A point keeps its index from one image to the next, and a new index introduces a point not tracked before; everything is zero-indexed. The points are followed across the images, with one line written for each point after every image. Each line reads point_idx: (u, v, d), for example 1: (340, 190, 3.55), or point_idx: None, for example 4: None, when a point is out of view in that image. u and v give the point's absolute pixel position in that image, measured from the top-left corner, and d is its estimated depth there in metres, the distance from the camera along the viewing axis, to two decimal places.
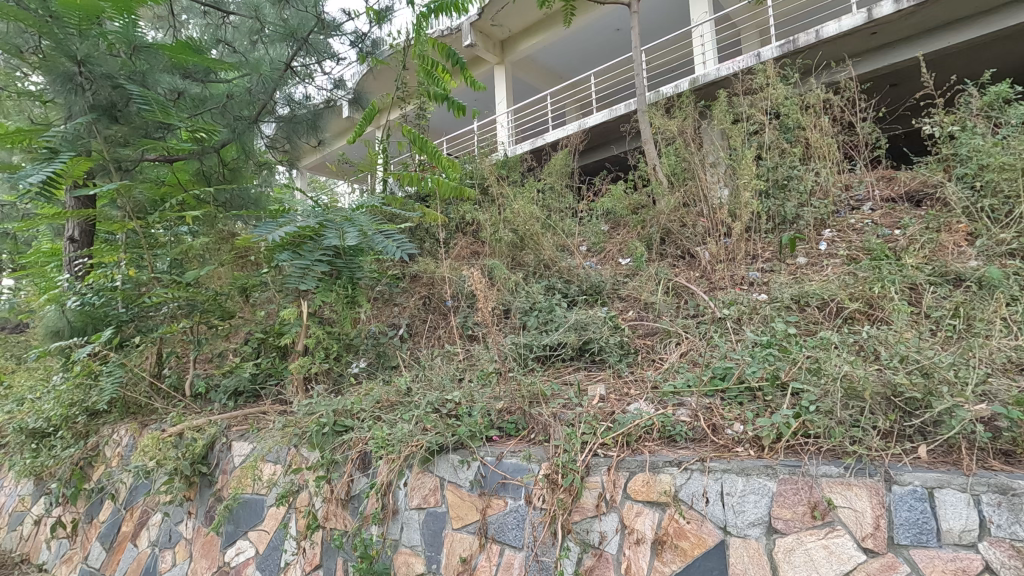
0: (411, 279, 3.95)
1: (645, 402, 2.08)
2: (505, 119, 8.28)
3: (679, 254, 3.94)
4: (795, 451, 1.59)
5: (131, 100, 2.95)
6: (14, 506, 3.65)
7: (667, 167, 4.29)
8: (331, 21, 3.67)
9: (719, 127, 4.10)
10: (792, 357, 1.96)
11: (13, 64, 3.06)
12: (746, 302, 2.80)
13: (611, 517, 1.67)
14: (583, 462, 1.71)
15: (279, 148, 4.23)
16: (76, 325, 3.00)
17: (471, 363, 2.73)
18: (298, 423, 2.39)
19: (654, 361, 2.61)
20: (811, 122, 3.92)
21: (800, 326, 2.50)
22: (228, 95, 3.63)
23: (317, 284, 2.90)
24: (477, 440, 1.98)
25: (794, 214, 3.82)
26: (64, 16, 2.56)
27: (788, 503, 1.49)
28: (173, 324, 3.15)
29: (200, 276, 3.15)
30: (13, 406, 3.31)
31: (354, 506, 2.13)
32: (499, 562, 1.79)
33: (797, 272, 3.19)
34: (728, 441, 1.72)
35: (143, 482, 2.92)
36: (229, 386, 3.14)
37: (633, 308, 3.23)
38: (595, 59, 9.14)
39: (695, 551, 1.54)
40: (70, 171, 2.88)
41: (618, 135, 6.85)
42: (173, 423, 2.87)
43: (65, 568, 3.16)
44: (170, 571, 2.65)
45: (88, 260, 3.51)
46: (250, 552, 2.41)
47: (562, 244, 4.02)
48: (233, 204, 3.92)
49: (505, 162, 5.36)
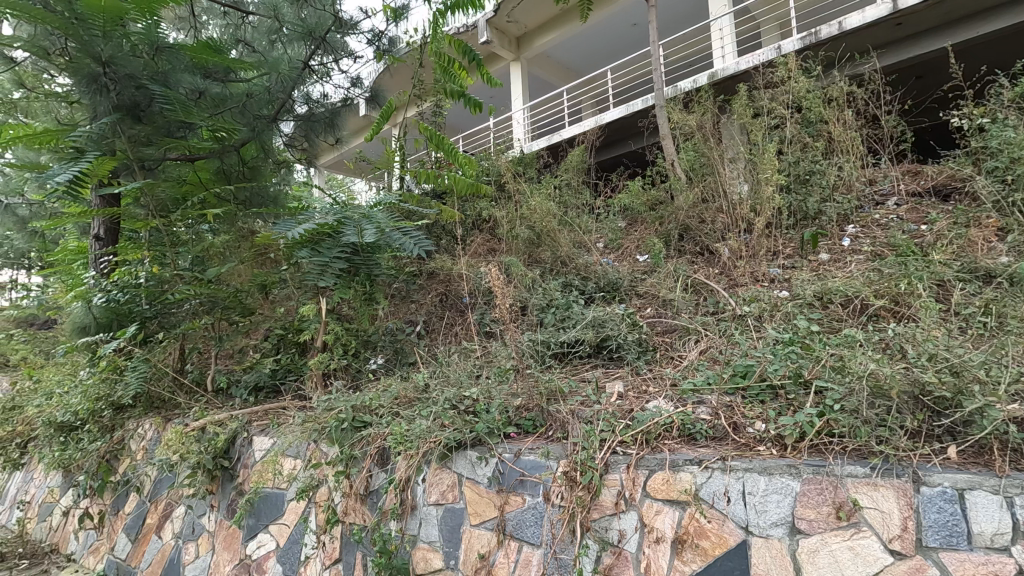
0: (427, 275, 3.96)
1: (664, 401, 2.06)
2: (521, 115, 8.26)
3: (697, 251, 3.91)
4: (820, 451, 1.57)
5: (153, 100, 3.04)
6: (43, 497, 3.73)
7: (686, 162, 4.24)
8: (348, 19, 3.67)
9: (738, 121, 4.04)
10: (815, 355, 1.94)
11: (40, 66, 3.14)
12: (767, 299, 2.75)
13: (630, 515, 1.66)
14: (601, 459, 1.71)
15: (298, 147, 4.28)
16: (101, 321, 3.05)
17: (489, 359, 2.73)
18: (318, 419, 2.40)
19: (673, 358, 2.59)
20: (834, 116, 3.85)
21: (824, 323, 2.46)
22: (248, 94, 3.65)
23: (336, 281, 2.94)
24: (495, 437, 1.97)
25: (816, 209, 3.76)
26: (89, 18, 2.60)
27: (812, 503, 1.46)
28: (195, 320, 3.21)
29: (221, 273, 3.24)
30: (44, 400, 3.43)
31: (373, 500, 2.16)
32: (517, 559, 1.78)
33: (820, 269, 3.15)
34: (749, 440, 1.70)
35: (166, 475, 2.97)
36: (250, 381, 3.22)
37: (652, 305, 3.21)
38: (612, 55, 9.09)
39: (716, 550, 1.52)
40: (97, 170, 2.94)
41: (635, 131, 6.78)
42: (196, 417, 2.94)
43: (92, 559, 3.21)
44: (193, 564, 2.69)
45: (113, 257, 3.57)
46: (271, 545, 2.43)
47: (579, 240, 4.00)
48: (253, 202, 3.94)
49: (521, 159, 5.35)
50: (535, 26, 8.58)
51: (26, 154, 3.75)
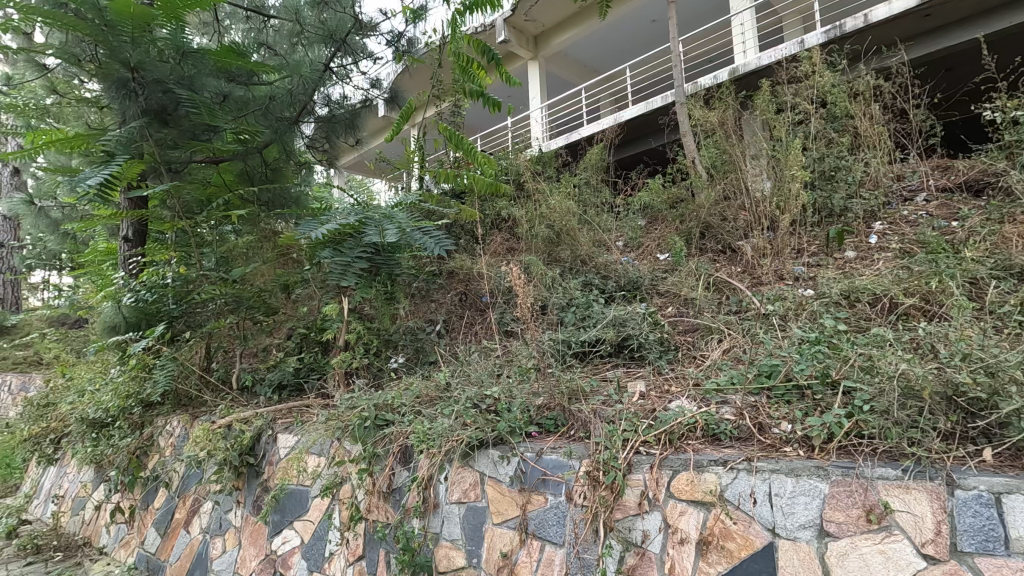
0: (447, 275, 3.99)
1: (687, 401, 2.05)
2: (540, 114, 8.24)
3: (719, 249, 3.87)
4: (848, 452, 1.54)
5: (180, 104, 3.12)
6: (76, 491, 3.83)
7: (707, 159, 4.19)
8: (368, 22, 3.65)
9: (761, 117, 3.98)
10: (843, 355, 1.90)
11: (72, 72, 3.26)
12: (792, 297, 2.71)
13: (653, 516, 1.65)
14: (624, 459, 1.70)
15: (319, 148, 4.32)
16: (131, 320, 3.16)
17: (510, 358, 2.73)
18: (342, 417, 2.43)
19: (695, 358, 2.56)
20: (859, 111, 3.77)
21: (851, 322, 2.40)
22: (270, 96, 3.71)
23: (358, 281, 2.97)
24: (517, 436, 1.97)
25: (841, 206, 3.70)
26: (118, 25, 2.70)
27: (841, 505, 1.43)
28: (220, 320, 3.25)
29: (245, 273, 3.30)
30: (76, 397, 3.54)
31: (396, 498, 2.16)
32: (540, 558, 1.77)
33: (845, 267, 3.10)
34: (775, 441, 1.68)
35: (194, 471, 3.04)
36: (273, 380, 3.25)
37: (673, 304, 3.18)
38: (631, 52, 9.02)
39: (742, 552, 1.50)
40: (126, 174, 3.02)
41: (655, 129, 6.72)
42: (223, 414, 3.00)
43: (123, 553, 3.27)
44: (220, 558, 2.75)
45: (141, 258, 3.66)
46: (296, 541, 2.47)
47: (598, 239, 3.99)
48: (275, 204, 4.01)
49: (540, 158, 5.35)
50: (554, 24, 8.54)
51: (58, 158, 3.86)
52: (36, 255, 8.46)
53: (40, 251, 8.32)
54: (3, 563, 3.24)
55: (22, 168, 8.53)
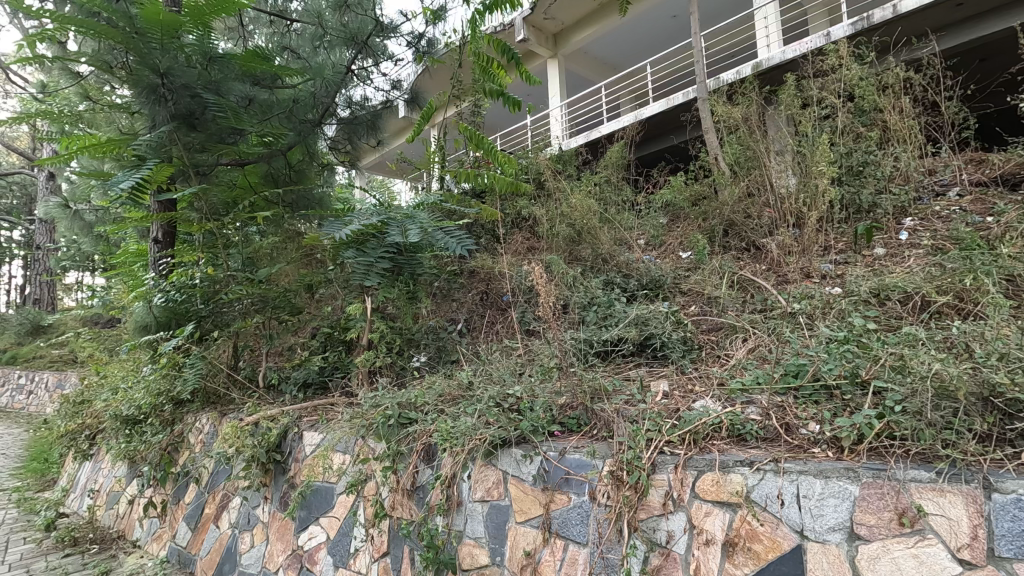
0: (468, 274, 4.01)
1: (712, 400, 2.03)
2: (560, 112, 8.21)
3: (743, 247, 3.83)
4: (880, 454, 1.51)
5: (207, 108, 3.18)
6: (111, 486, 3.95)
7: (731, 156, 4.14)
8: (389, 23, 3.78)
9: (786, 113, 3.91)
10: (873, 354, 1.87)
11: (104, 79, 3.36)
12: (819, 296, 2.66)
13: (678, 516, 1.63)
14: (648, 459, 1.70)
15: (341, 149, 4.35)
16: (161, 319, 3.24)
17: (532, 358, 2.74)
18: (365, 415, 2.46)
19: (719, 357, 2.53)
20: (889, 104, 3.68)
21: (880, 321, 2.35)
22: (294, 99, 3.73)
23: (381, 280, 3.01)
24: (540, 435, 1.98)
25: (870, 202, 3.62)
26: (148, 32, 2.81)
27: (872, 508, 1.40)
28: (247, 320, 3.31)
29: (271, 273, 3.37)
30: (110, 394, 3.66)
31: (420, 496, 2.18)
32: (564, 557, 1.77)
33: (875, 264, 3.03)
34: (803, 442, 1.65)
35: (223, 467, 3.11)
36: (299, 378, 3.29)
37: (696, 303, 3.15)
38: (652, 48, 8.94)
39: (769, 554, 1.48)
40: (156, 177, 3.09)
41: (677, 125, 6.64)
42: (250, 412, 3.06)
43: (155, 546, 3.35)
44: (249, 552, 2.81)
45: (171, 259, 3.76)
46: (322, 537, 2.51)
47: (620, 237, 3.98)
48: (299, 205, 4.04)
49: (560, 157, 5.34)
50: (573, 22, 8.52)
51: (91, 163, 3.97)
52: (70, 258, 8.75)
53: (73, 254, 8.59)
54: (42, 555, 3.33)
55: (57, 174, 8.86)
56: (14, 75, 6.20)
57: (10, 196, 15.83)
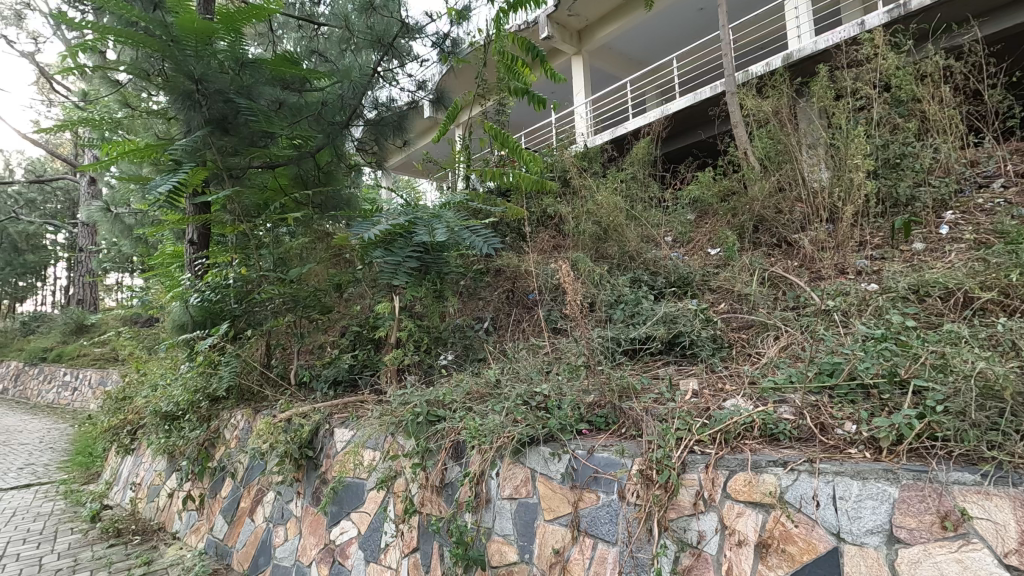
0: (494, 273, 4.03)
1: (743, 399, 2.01)
2: (584, 109, 8.17)
3: (774, 243, 3.76)
4: (920, 456, 1.46)
5: (239, 113, 3.27)
6: (151, 479, 4.08)
7: (761, 150, 4.06)
8: (413, 24, 3.85)
9: (818, 105, 3.80)
10: (913, 352, 1.81)
11: (141, 86, 3.49)
12: (855, 292, 2.59)
13: (709, 516, 1.61)
14: (678, 458, 1.67)
15: (369, 151, 4.38)
16: (197, 319, 3.37)
17: (559, 355, 2.75)
18: (395, 413, 2.50)
19: (750, 355, 2.50)
20: (928, 94, 3.58)
21: (920, 318, 2.27)
22: (322, 102, 3.80)
23: (409, 280, 3.05)
24: (568, 433, 1.98)
25: (908, 195, 3.52)
26: (183, 40, 2.91)
27: (913, 510, 1.35)
28: (279, 318, 3.39)
29: (301, 273, 3.43)
30: (150, 392, 3.79)
31: (449, 493, 2.20)
32: (593, 555, 1.77)
33: (913, 259, 2.94)
34: (839, 442, 1.62)
35: (258, 462, 3.19)
36: (329, 376, 3.35)
37: (726, 300, 3.10)
38: (678, 42, 8.81)
39: (804, 557, 1.44)
40: (191, 180, 3.20)
41: (705, 120, 6.54)
42: (283, 408, 3.13)
43: (194, 538, 3.45)
44: (283, 546, 2.88)
45: (206, 261, 3.89)
46: (353, 532, 2.55)
47: (647, 235, 3.94)
48: (328, 206, 4.11)
49: (585, 154, 5.31)
50: (598, 18, 8.46)
51: (129, 167, 4.11)
52: (110, 259, 9.09)
53: (114, 255, 8.91)
54: (89, 545, 3.47)
55: (97, 178, 9.22)
56: (57, 85, 6.47)
57: (54, 201, 16.56)
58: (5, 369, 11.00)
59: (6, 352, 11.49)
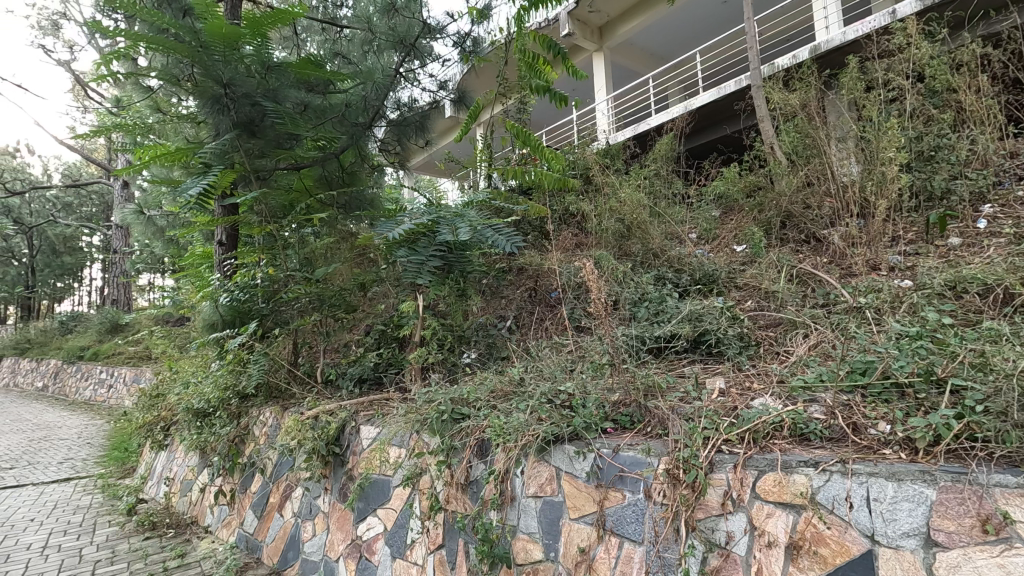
0: (516, 271, 4.04)
1: (772, 398, 1.97)
2: (605, 106, 8.13)
3: (802, 239, 3.69)
4: (959, 457, 1.42)
5: (266, 116, 3.33)
6: (184, 475, 4.19)
7: (788, 144, 4.00)
8: (435, 24, 3.88)
9: (848, 97, 3.71)
10: (950, 351, 1.76)
11: (172, 92, 3.58)
12: (888, 289, 2.53)
13: (738, 517, 1.59)
14: (706, 458, 1.65)
15: (391, 150, 4.42)
16: (227, 318, 3.44)
17: (583, 354, 2.74)
18: (420, 411, 2.53)
19: (778, 354, 2.45)
20: (963, 83, 3.47)
21: (957, 315, 2.20)
22: (345, 104, 3.86)
23: (432, 279, 3.07)
24: (593, 432, 1.97)
25: (943, 188, 3.43)
26: (211, 46, 2.98)
27: (951, 513, 1.31)
28: (306, 317, 3.46)
29: (327, 273, 3.49)
30: (182, 389, 3.90)
31: (473, 490, 2.21)
32: (619, 555, 1.76)
33: (950, 255, 2.85)
34: (872, 442, 1.58)
35: (286, 458, 3.25)
36: (354, 374, 3.39)
37: (753, 298, 3.05)
38: (702, 35, 8.66)
39: (837, 559, 1.41)
40: (220, 182, 3.27)
41: (730, 115, 6.45)
42: (310, 406, 3.18)
43: (224, 532, 3.53)
44: (311, 541, 2.93)
45: (235, 261, 3.98)
46: (379, 528, 2.58)
47: (670, 232, 3.90)
48: (352, 207, 4.15)
49: (607, 151, 5.28)
50: (619, 13, 8.39)
51: (160, 171, 4.23)
52: (143, 260, 9.36)
53: (146, 256, 9.18)
54: (125, 537, 3.58)
55: (129, 182, 9.49)
56: (92, 91, 6.68)
57: (89, 204, 17.11)
58: (44, 367, 11.42)
59: (45, 351, 11.92)
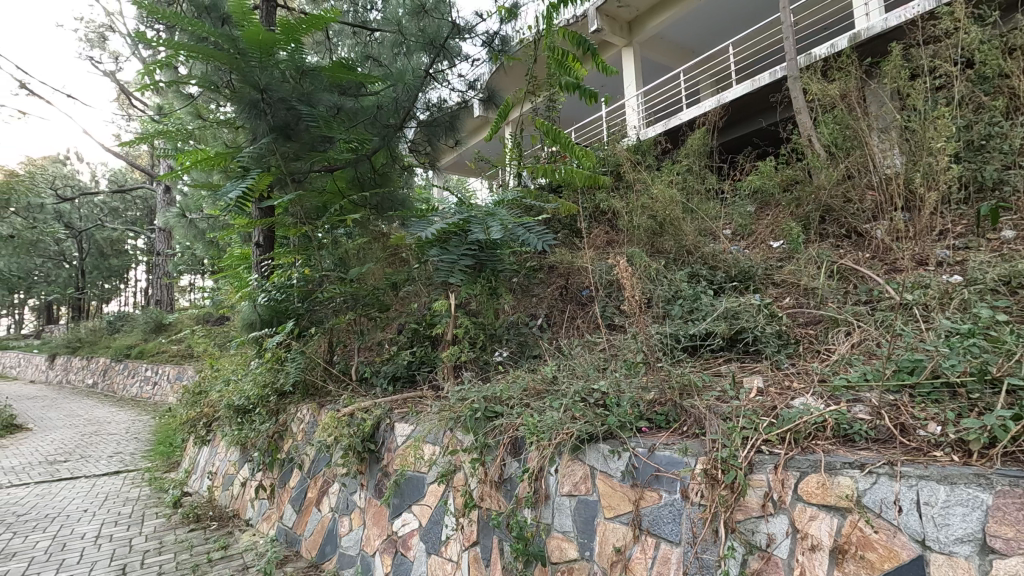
0: (547, 270, 4.02)
1: (813, 398, 1.92)
2: (635, 102, 8.03)
3: (843, 234, 3.59)
4: (1017, 460, 1.35)
5: (301, 119, 3.40)
6: (225, 470, 4.32)
7: (828, 136, 3.88)
8: (464, 25, 3.96)
9: (891, 86, 3.56)
10: (1006, 349, 1.68)
11: (211, 98, 3.69)
12: (936, 285, 2.43)
13: (779, 518, 1.55)
14: (746, 458, 1.62)
15: (421, 151, 4.45)
16: (265, 317, 3.53)
17: (616, 353, 2.71)
18: (453, 408, 2.55)
19: (819, 352, 2.38)
20: (1017, 68, 3.30)
21: (1012, 311, 2.10)
22: (377, 105, 3.91)
23: (463, 277, 3.09)
24: (627, 431, 1.95)
25: (995, 178, 3.29)
26: (248, 52, 3.06)
27: (1009, 518, 1.24)
28: (341, 316, 3.54)
29: (361, 272, 3.55)
30: (223, 386, 4.02)
31: (508, 488, 2.22)
32: (656, 555, 1.74)
33: (1003, 249, 2.72)
34: (922, 444, 1.52)
35: (323, 454, 3.32)
36: (389, 371, 3.45)
37: (791, 295, 2.98)
38: (735, 27, 8.47)
39: (885, 564, 1.36)
40: (257, 185, 3.36)
41: (766, 107, 6.28)
42: (346, 403, 3.23)
43: (265, 526, 3.63)
44: (348, 536, 2.98)
45: (272, 262, 4.10)
46: (414, 524, 2.61)
47: (704, 227, 3.84)
48: (385, 206, 4.16)
49: (638, 148, 5.22)
50: (649, 7, 8.28)
51: (201, 175, 4.36)
52: (185, 262, 9.70)
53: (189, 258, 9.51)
54: (171, 529, 3.72)
55: (172, 187, 9.85)
56: (137, 99, 6.95)
57: (134, 209, 17.79)
58: (94, 364, 11.93)
59: (94, 350, 12.44)
